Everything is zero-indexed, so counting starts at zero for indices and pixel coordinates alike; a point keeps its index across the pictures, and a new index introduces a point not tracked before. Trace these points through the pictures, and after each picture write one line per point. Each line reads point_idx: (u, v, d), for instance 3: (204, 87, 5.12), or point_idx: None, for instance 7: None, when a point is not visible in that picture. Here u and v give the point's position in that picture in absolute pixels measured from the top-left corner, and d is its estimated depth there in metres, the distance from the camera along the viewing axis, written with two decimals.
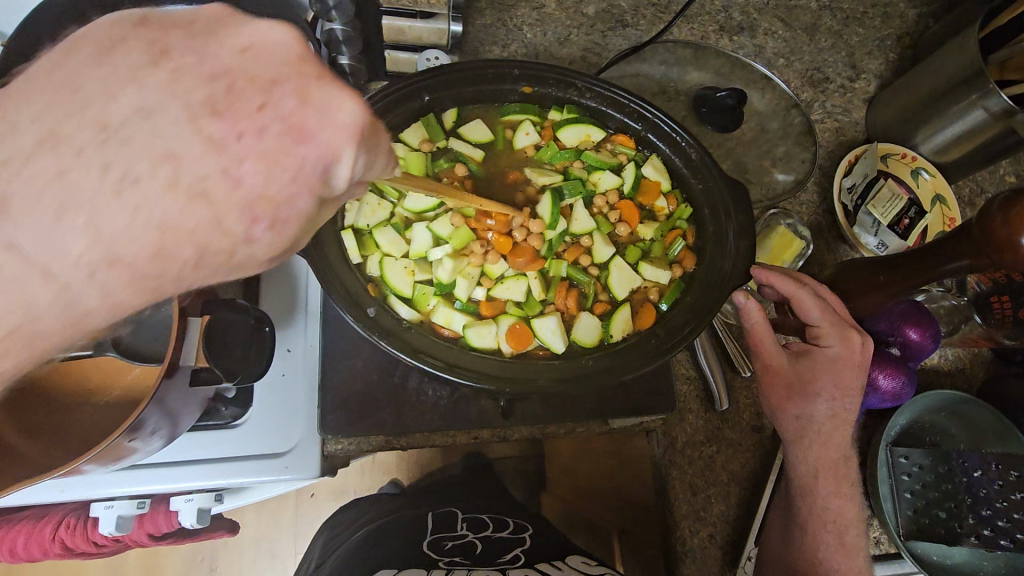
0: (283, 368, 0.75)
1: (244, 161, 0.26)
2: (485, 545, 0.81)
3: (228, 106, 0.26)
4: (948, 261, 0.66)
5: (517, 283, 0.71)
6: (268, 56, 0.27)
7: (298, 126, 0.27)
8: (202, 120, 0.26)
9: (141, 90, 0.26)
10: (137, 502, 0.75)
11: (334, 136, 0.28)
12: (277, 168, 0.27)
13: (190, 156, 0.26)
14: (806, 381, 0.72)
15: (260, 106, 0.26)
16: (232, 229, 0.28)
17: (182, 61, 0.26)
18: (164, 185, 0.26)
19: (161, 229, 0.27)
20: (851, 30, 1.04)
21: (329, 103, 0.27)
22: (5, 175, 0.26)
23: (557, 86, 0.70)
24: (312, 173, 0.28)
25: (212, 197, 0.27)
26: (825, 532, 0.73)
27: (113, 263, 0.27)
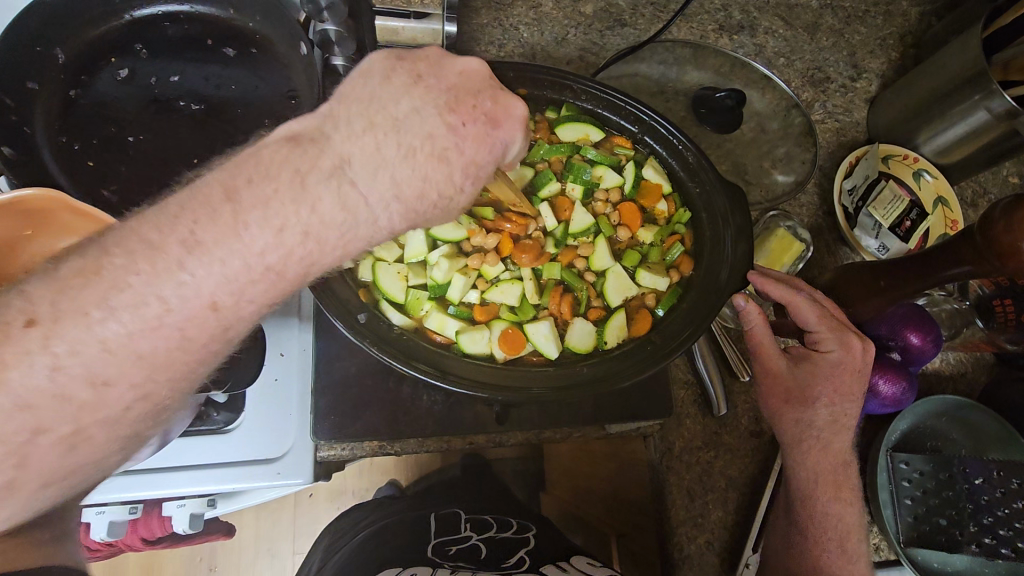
0: (276, 372, 0.74)
1: (467, 140, 0.40)
2: (490, 548, 0.79)
3: (460, 107, 0.40)
4: (951, 267, 0.64)
5: (512, 288, 0.71)
6: (473, 77, 0.42)
7: (494, 115, 0.41)
8: (447, 114, 0.39)
9: (413, 96, 0.38)
10: (129, 507, 0.74)
11: (512, 126, 0.42)
12: (484, 145, 0.41)
13: (439, 135, 0.39)
14: (806, 386, 0.71)
15: (476, 106, 0.40)
16: (456, 185, 0.40)
17: (430, 80, 0.40)
18: (427, 153, 0.38)
19: (425, 179, 0.38)
20: (852, 29, 1.03)
21: (510, 104, 0.42)
22: (348, 141, 0.36)
23: (552, 88, 0.69)
24: (500, 148, 0.42)
25: (450, 160, 0.39)
26: (828, 542, 0.72)
27: (399, 202, 0.38)
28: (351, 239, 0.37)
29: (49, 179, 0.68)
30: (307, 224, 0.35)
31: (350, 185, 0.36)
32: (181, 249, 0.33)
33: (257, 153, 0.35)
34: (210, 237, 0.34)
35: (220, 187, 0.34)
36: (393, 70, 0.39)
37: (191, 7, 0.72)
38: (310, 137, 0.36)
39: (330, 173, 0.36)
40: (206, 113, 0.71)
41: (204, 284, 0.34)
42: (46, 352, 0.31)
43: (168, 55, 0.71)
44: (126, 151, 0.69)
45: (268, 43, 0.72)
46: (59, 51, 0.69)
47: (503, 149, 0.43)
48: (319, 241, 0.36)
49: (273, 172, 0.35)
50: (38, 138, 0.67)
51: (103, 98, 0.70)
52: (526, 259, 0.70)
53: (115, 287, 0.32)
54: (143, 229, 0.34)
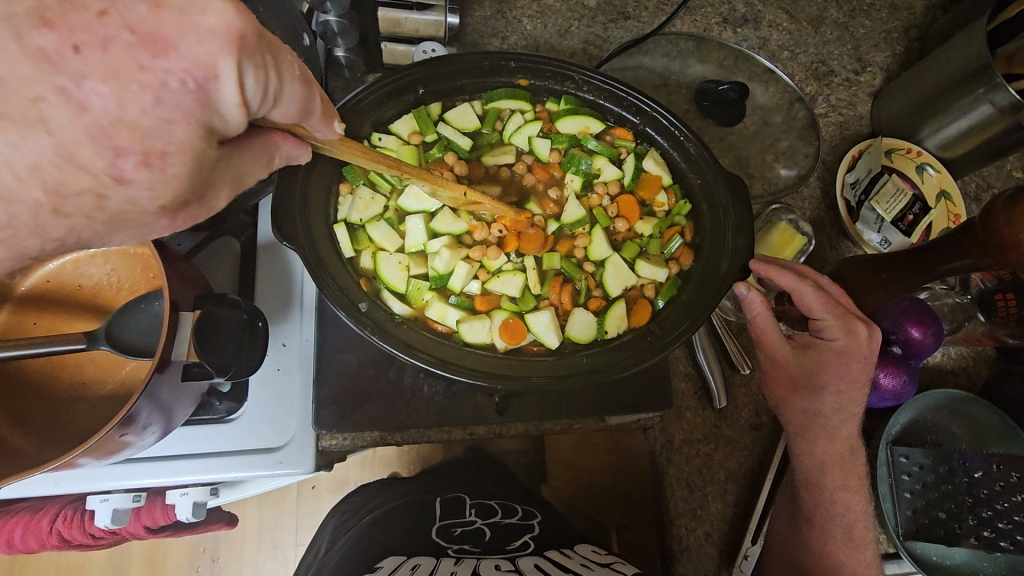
0: (278, 362, 0.74)
1: (91, 82, 0.26)
2: (496, 533, 0.80)
3: (67, 20, 0.25)
4: (952, 260, 0.65)
5: (513, 278, 0.71)
6: None
7: (154, 34, 0.26)
8: (30, 33, 0.25)
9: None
10: (132, 495, 0.74)
11: (197, 45, 0.26)
12: (154, 96, 0.27)
13: (12, 78, 0.26)
14: (810, 373, 0.71)
15: (112, 14, 0.25)
16: (82, 155, 0.28)
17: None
18: (13, 114, 0.27)
19: (3, 159, 0.27)
20: (857, 22, 1.03)
21: (194, 8, 0.26)
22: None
23: (554, 79, 0.70)
24: (195, 87, 0.27)
25: (51, 123, 0.27)
26: (835, 527, 0.73)
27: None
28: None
29: None
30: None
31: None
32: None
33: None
34: None
35: None
36: None
37: None
38: None
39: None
40: None
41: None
42: None
43: None
44: None
45: None
46: None
47: (199, 91, 0.27)
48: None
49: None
50: None
51: None
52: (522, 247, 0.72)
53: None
54: None
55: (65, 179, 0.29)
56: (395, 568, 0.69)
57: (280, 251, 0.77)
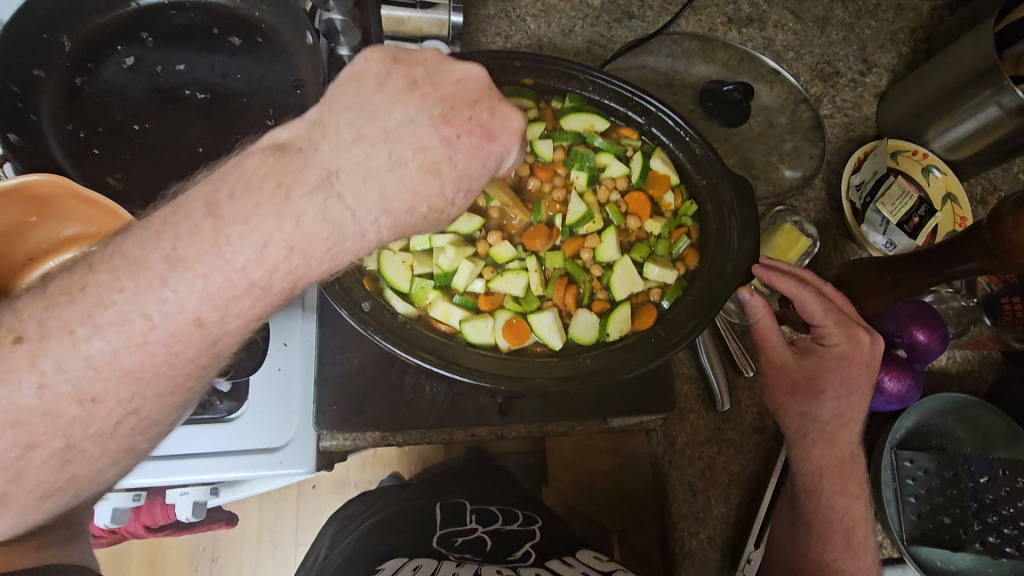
0: (279, 362, 0.74)
1: (460, 152, 0.40)
2: (496, 541, 0.79)
3: (455, 118, 0.40)
4: (957, 263, 0.64)
5: (517, 277, 0.70)
6: (470, 88, 0.42)
7: (489, 127, 0.42)
8: (439, 125, 0.40)
9: (408, 106, 0.39)
10: (133, 494, 0.74)
11: (507, 139, 0.43)
12: (479, 158, 0.42)
13: (433, 146, 0.39)
14: (812, 378, 0.71)
15: (471, 118, 0.41)
16: (448, 195, 0.41)
17: (428, 90, 0.40)
18: (419, 164, 0.39)
19: (412, 192, 0.39)
20: (863, 23, 1.02)
21: (506, 118, 0.43)
22: (335, 151, 0.37)
23: (558, 78, 0.69)
24: (495, 160, 0.43)
25: (444, 171, 0.40)
26: (833, 533, 0.71)
27: (388, 212, 0.38)
28: (337, 252, 0.37)
29: (52, 161, 0.67)
30: (291, 240, 0.35)
31: (336, 198, 0.36)
32: (164, 265, 0.34)
33: (239, 165, 0.36)
34: (191, 253, 0.34)
35: (202, 201, 0.35)
36: (387, 75, 0.40)
37: None
38: (297, 147, 0.37)
39: (316, 186, 0.36)
40: (210, 101, 0.71)
41: (186, 300, 0.35)
42: (32, 371, 0.33)
43: (172, 45, 0.73)
44: (131, 140, 0.69)
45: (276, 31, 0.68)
46: (66, 39, 0.70)
47: (497, 161, 0.43)
48: (302, 256, 0.36)
49: (256, 186, 0.35)
50: (43, 125, 0.67)
51: (109, 87, 0.71)
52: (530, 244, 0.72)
53: (101, 304, 0.34)
54: (129, 245, 0.35)
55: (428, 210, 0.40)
56: (398, 568, 0.70)
57: None
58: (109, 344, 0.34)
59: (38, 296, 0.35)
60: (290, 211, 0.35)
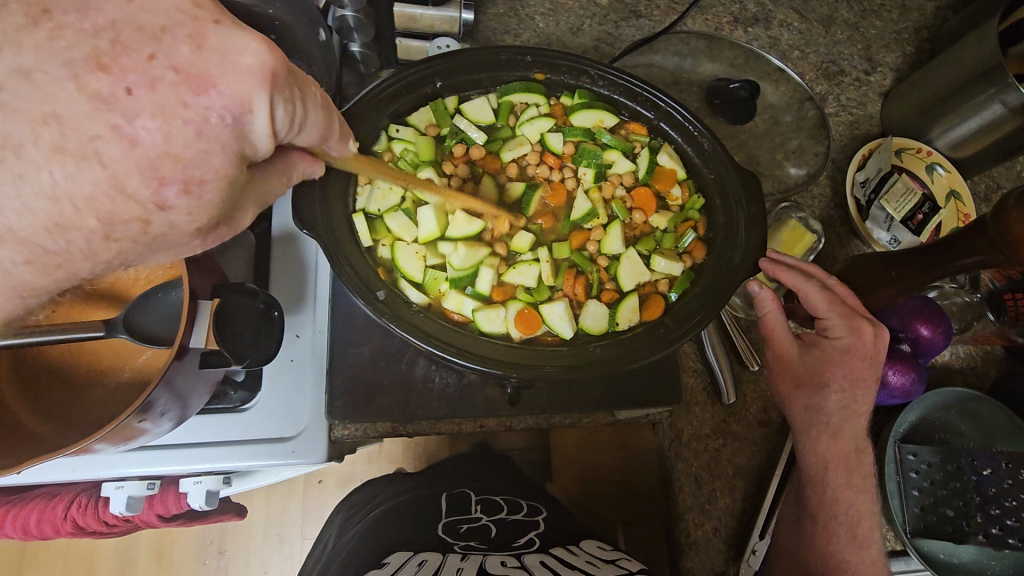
0: (291, 353, 0.75)
1: (138, 115, 0.28)
2: (500, 531, 0.80)
3: (117, 62, 0.28)
4: (963, 256, 0.65)
5: (530, 269, 0.72)
6: (162, 7, 0.28)
7: (198, 72, 0.29)
8: (88, 77, 0.27)
9: (33, 51, 0.27)
10: (147, 483, 0.76)
11: (232, 83, 0.29)
12: (180, 124, 0.29)
13: (75, 115, 0.28)
14: (816, 372, 0.72)
15: (150, 55, 0.28)
16: (131, 188, 0.29)
17: (67, 19, 0.28)
18: (48, 149, 0.28)
19: (57, 193, 0.29)
20: (868, 22, 1.03)
21: (232, 50, 0.29)
22: None
23: (569, 73, 0.71)
24: (226, 120, 0.30)
25: (105, 155, 0.28)
26: (837, 525, 0.72)
27: (6, 236, 0.30)
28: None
29: None
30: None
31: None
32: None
33: None
34: None
35: None
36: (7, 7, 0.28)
37: None
38: None
39: None
40: None
41: None
42: None
43: None
44: None
45: (288, 32, 0.67)
46: None
47: (223, 124, 0.30)
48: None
49: None
50: None
51: None
52: (542, 222, 0.75)
53: None
54: None
55: (107, 208, 0.30)
56: (403, 561, 0.70)
57: (297, 241, 0.79)
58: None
59: None
60: None
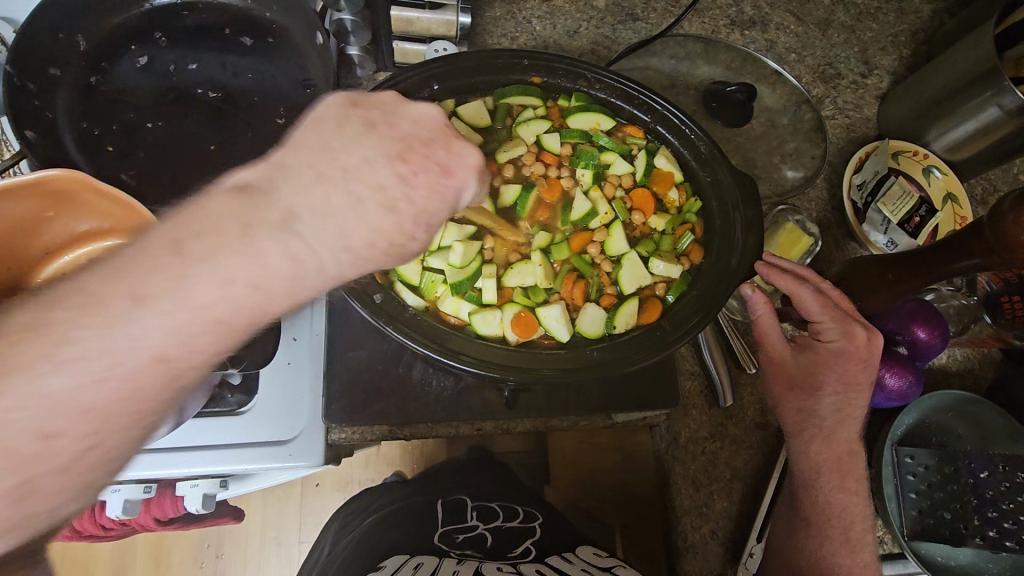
0: (288, 356, 0.76)
1: (418, 188, 0.39)
2: (496, 538, 0.80)
3: (411, 156, 0.39)
4: (959, 259, 0.65)
5: (529, 268, 0.72)
6: (428, 124, 0.41)
7: (447, 163, 0.40)
8: (394, 162, 0.38)
9: (367, 143, 0.38)
10: (143, 486, 0.76)
11: (465, 173, 0.41)
12: (438, 195, 0.39)
13: (389, 184, 0.38)
14: (809, 374, 0.72)
15: (428, 154, 0.40)
16: (408, 233, 0.39)
17: (383, 129, 0.39)
18: (377, 202, 0.37)
19: (375, 232, 0.37)
20: (864, 25, 1.03)
21: (463, 153, 0.41)
22: (296, 191, 0.36)
23: (567, 77, 0.71)
24: (453, 196, 0.41)
25: (399, 209, 0.38)
26: (831, 529, 0.71)
27: (348, 251, 0.37)
28: (298, 292, 0.36)
29: (67, 158, 0.69)
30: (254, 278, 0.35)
31: (296, 240, 0.35)
32: (128, 304, 0.32)
33: (204, 203, 0.35)
34: (156, 291, 0.33)
35: (168, 240, 0.33)
36: (344, 116, 0.39)
37: None
38: (262, 187, 0.36)
39: (279, 226, 0.35)
40: (224, 102, 0.73)
41: (150, 336, 0.33)
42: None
43: (185, 45, 0.74)
44: (144, 137, 0.71)
45: (283, 33, 0.75)
46: (80, 39, 0.71)
47: (457, 197, 0.41)
48: (250, 301, 0.35)
49: (218, 226, 0.34)
50: (59, 123, 0.69)
51: (122, 84, 0.72)
52: (539, 217, 0.76)
53: (59, 342, 0.31)
54: (86, 284, 0.33)
55: (390, 243, 0.38)
56: (399, 566, 0.70)
57: None
58: (72, 381, 0.31)
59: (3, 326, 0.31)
60: (253, 252, 0.34)
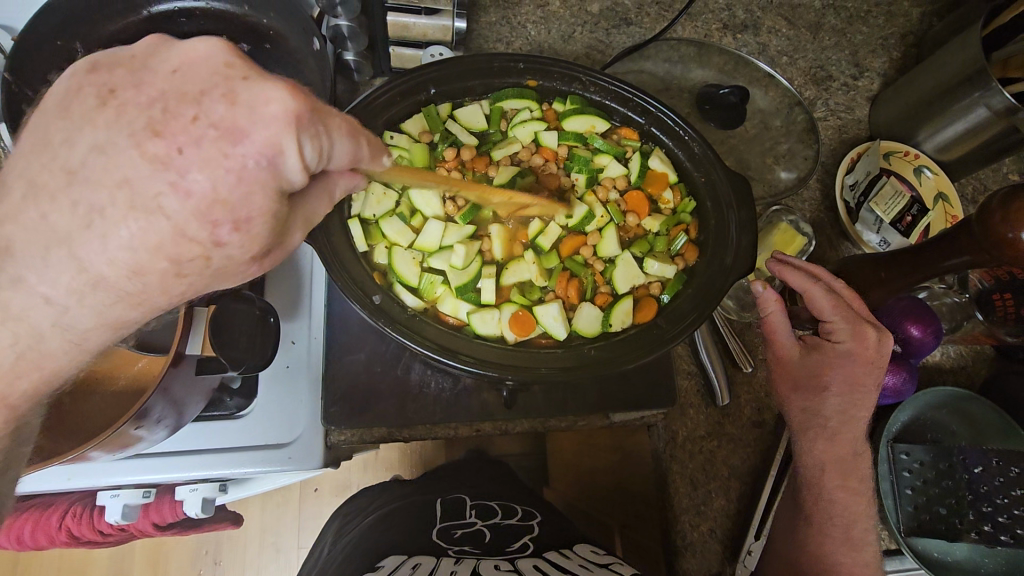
0: (287, 360, 0.76)
1: (190, 170, 0.30)
2: (495, 534, 0.80)
3: (170, 126, 0.30)
4: (950, 257, 0.66)
5: (524, 267, 0.73)
6: (199, 70, 0.30)
7: (230, 122, 0.30)
8: (147, 144, 0.30)
9: (100, 128, 0.31)
10: (143, 491, 0.76)
11: (266, 130, 0.30)
12: (219, 173, 0.30)
13: (140, 177, 0.30)
14: (817, 374, 0.72)
15: (197, 118, 0.30)
16: (192, 234, 0.32)
17: (129, 97, 0.31)
18: (126, 206, 0.31)
19: (132, 246, 0.32)
20: (855, 28, 1.05)
21: (254, 101, 0.30)
22: (13, 224, 0.33)
23: (562, 80, 0.72)
24: (257, 165, 0.31)
25: (167, 209, 0.31)
26: (833, 527, 0.72)
27: (98, 283, 0.33)
28: (35, 349, 0.37)
29: None
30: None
31: (20, 283, 0.32)
32: None
33: None
34: None
35: None
36: (83, 89, 0.32)
37: (207, 3, 0.76)
38: None
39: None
40: None
41: None
42: None
43: None
44: None
45: (281, 39, 0.75)
46: (79, 46, 0.71)
47: (259, 164, 0.31)
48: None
49: None
50: None
51: None
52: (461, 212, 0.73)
53: None
54: None
55: (175, 253, 0.32)
56: (397, 564, 0.70)
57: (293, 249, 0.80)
58: None
59: None
60: None
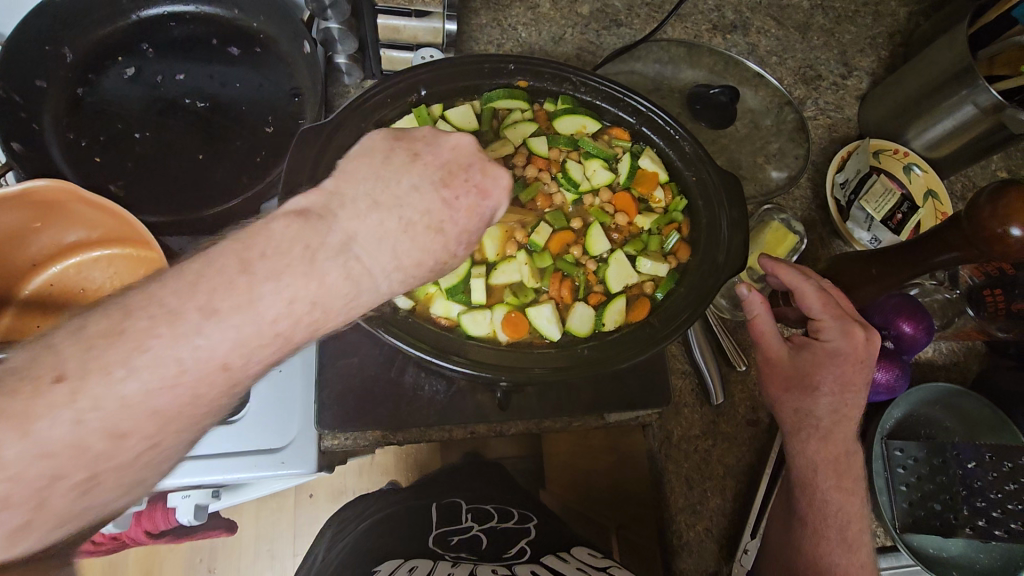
0: (279, 363, 0.76)
1: (459, 214, 0.43)
2: (491, 540, 0.80)
3: (453, 181, 0.43)
4: (939, 254, 0.66)
5: (512, 267, 0.73)
6: (466, 149, 0.45)
7: (484, 186, 0.44)
8: (439, 189, 0.43)
9: (414, 175, 0.42)
10: (135, 498, 0.75)
11: (501, 195, 0.45)
12: (475, 215, 0.44)
13: (435, 212, 0.42)
14: (805, 373, 0.72)
15: (468, 180, 0.44)
16: (450, 252, 0.43)
17: (427, 156, 0.44)
18: (425, 227, 0.41)
19: (421, 255, 0.41)
20: (843, 28, 1.06)
21: (498, 174, 0.45)
22: (352, 220, 0.39)
23: (552, 80, 0.72)
24: (490, 215, 0.45)
25: (444, 233, 0.42)
26: (829, 528, 0.72)
27: (395, 272, 0.40)
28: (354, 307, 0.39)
29: (54, 169, 0.69)
30: (316, 296, 0.37)
31: (354, 261, 0.38)
32: (199, 315, 0.34)
33: (266, 228, 0.37)
34: (228, 304, 0.34)
35: (235, 259, 0.35)
36: (392, 148, 0.43)
37: (196, 7, 0.76)
38: (317, 212, 0.39)
39: (336, 251, 0.38)
40: (211, 112, 0.73)
41: (219, 347, 0.34)
42: (70, 407, 0.31)
43: (174, 56, 0.74)
44: (132, 148, 0.71)
45: (272, 43, 0.76)
46: (68, 51, 0.72)
47: (495, 215, 0.45)
48: (325, 310, 0.37)
49: (285, 248, 0.36)
50: (46, 135, 0.69)
51: (109, 96, 0.72)
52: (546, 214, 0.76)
53: (139, 348, 0.33)
54: (163, 295, 0.34)
55: (432, 261, 0.42)
56: (394, 569, 0.70)
57: None
58: (144, 385, 0.33)
59: (77, 333, 0.32)
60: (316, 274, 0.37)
